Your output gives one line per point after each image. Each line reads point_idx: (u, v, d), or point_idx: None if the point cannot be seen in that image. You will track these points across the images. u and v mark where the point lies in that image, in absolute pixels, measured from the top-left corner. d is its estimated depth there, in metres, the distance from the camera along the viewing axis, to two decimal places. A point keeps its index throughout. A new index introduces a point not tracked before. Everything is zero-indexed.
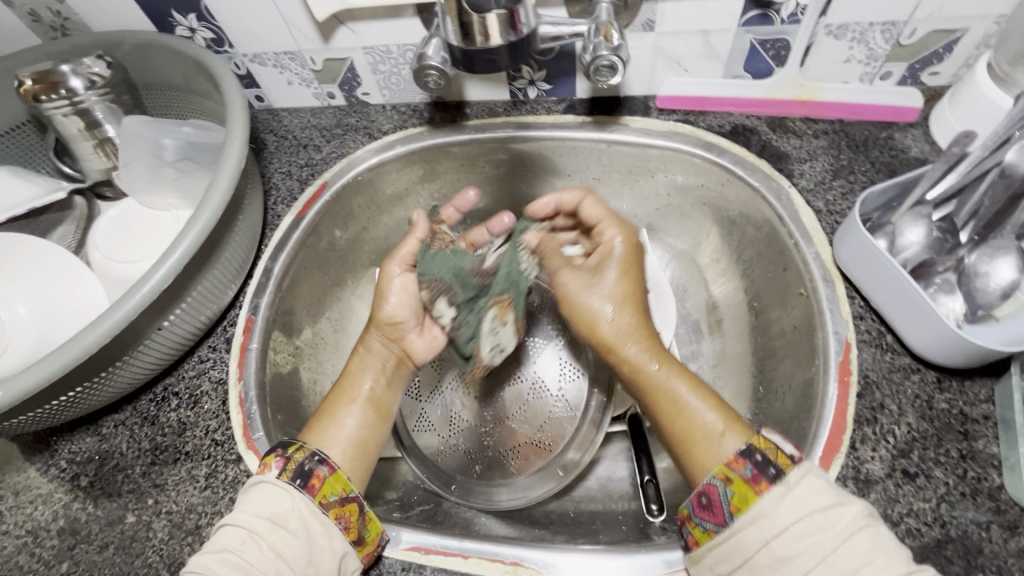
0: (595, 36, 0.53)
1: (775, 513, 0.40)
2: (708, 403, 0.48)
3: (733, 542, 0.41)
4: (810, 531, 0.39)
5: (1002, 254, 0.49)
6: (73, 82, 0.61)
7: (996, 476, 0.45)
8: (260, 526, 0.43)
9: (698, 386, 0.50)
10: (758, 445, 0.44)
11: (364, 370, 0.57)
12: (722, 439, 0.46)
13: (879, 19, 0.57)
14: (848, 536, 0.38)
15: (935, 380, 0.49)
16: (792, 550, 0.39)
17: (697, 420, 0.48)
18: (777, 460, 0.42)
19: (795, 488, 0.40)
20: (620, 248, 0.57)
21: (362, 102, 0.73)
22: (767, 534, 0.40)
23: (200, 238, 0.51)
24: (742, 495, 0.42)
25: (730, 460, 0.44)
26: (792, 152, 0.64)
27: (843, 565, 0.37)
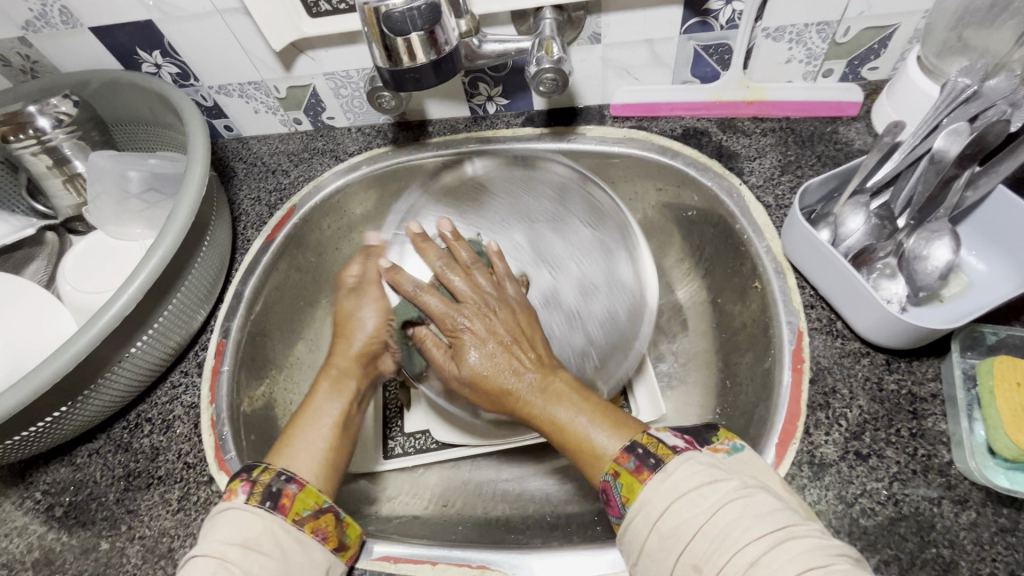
0: (538, 50, 0.55)
1: (656, 499, 0.39)
2: (592, 413, 0.46)
3: (630, 534, 0.39)
4: (685, 510, 0.37)
5: (938, 237, 0.51)
6: (40, 122, 0.64)
7: (946, 452, 0.46)
8: (231, 554, 0.42)
9: (565, 393, 0.48)
10: (641, 440, 0.42)
11: (331, 393, 0.56)
12: (599, 439, 0.44)
13: (813, 21, 0.59)
14: (715, 510, 0.37)
15: (884, 362, 0.51)
16: (673, 526, 0.37)
17: (575, 430, 0.45)
18: (659, 451, 0.41)
19: (672, 474, 0.39)
20: (461, 313, 0.52)
21: (328, 126, 0.75)
22: (652, 520, 0.38)
23: (162, 264, 0.52)
24: (630, 487, 0.40)
25: (617, 454, 0.42)
26: (742, 150, 0.65)
27: (714, 531, 0.36)
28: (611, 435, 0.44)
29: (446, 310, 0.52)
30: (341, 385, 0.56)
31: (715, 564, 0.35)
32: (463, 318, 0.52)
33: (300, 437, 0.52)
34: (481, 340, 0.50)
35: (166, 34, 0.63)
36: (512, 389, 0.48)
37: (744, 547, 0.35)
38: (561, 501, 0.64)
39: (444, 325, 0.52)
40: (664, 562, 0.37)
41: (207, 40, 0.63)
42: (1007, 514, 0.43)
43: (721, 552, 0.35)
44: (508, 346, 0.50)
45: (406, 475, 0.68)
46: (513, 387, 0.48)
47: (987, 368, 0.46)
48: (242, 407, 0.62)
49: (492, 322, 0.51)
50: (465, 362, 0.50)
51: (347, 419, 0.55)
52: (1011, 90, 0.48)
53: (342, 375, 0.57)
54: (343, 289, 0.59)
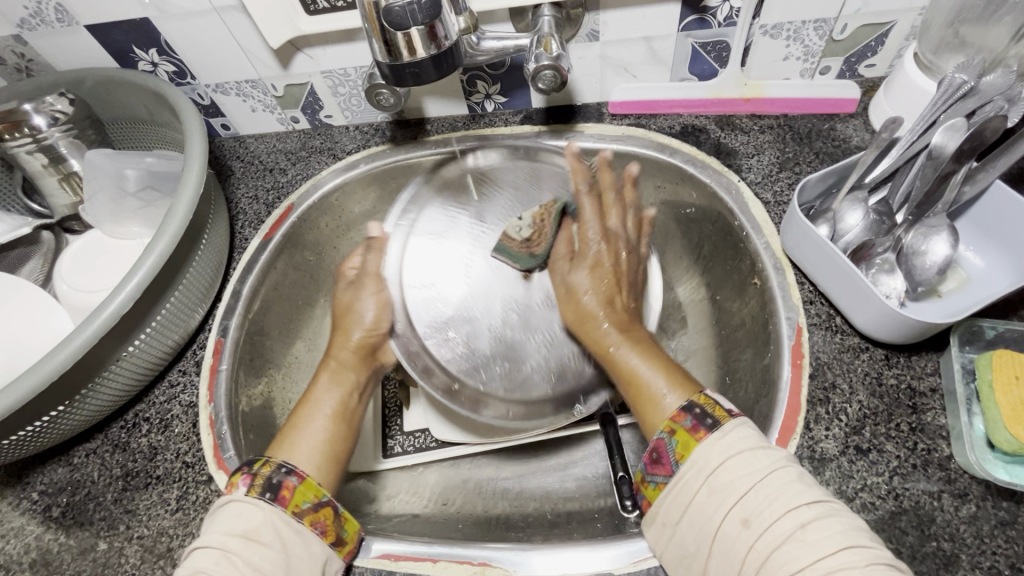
0: (536, 47, 0.55)
1: (710, 456, 0.41)
2: (660, 367, 0.47)
3: (679, 487, 0.41)
4: (739, 468, 0.39)
5: (936, 233, 0.51)
6: (37, 120, 0.63)
7: (945, 446, 0.46)
8: (232, 545, 0.42)
9: (643, 340, 0.49)
10: (698, 401, 0.44)
11: (331, 384, 0.54)
12: (662, 393, 0.46)
13: (810, 18, 0.59)
14: (769, 471, 0.39)
15: (883, 357, 0.51)
16: (727, 483, 0.39)
17: (642, 377, 0.47)
18: (716, 413, 0.43)
19: (730, 433, 0.41)
20: (602, 232, 0.52)
21: (326, 125, 0.75)
22: (706, 475, 0.40)
23: (159, 261, 0.52)
24: (685, 444, 0.42)
25: (673, 413, 0.44)
26: (740, 147, 0.66)
27: (766, 491, 0.38)
28: (668, 389, 0.46)
29: (592, 225, 0.52)
30: (342, 376, 0.54)
31: (766, 521, 0.37)
32: (593, 237, 0.51)
33: (300, 431, 0.51)
34: (594, 262, 0.50)
35: (162, 32, 0.62)
36: (594, 314, 0.49)
37: (796, 507, 0.37)
38: (562, 498, 0.63)
39: (580, 237, 0.52)
40: (710, 518, 0.39)
41: (204, 37, 0.63)
42: (1007, 506, 0.43)
43: (773, 508, 0.37)
44: (614, 279, 0.50)
45: (406, 474, 0.68)
46: (596, 312, 0.49)
47: (985, 361, 0.46)
48: (241, 406, 0.62)
49: (616, 252, 0.51)
50: (573, 274, 0.51)
51: (345, 416, 0.53)
52: (1006, 86, 0.49)
53: (342, 366, 0.55)
54: (343, 281, 0.57)
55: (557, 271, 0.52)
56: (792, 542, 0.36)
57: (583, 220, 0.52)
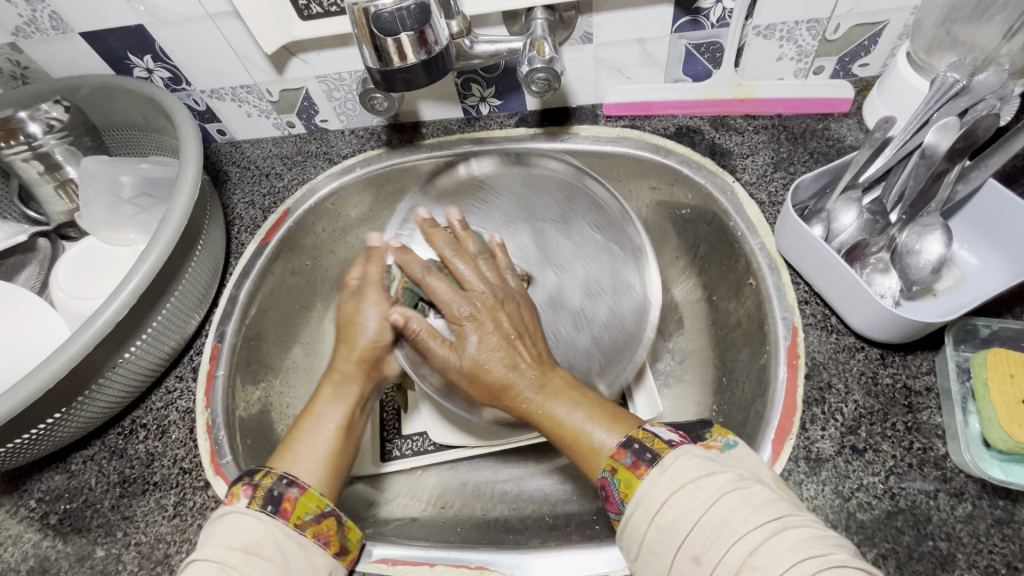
0: (529, 50, 0.55)
1: (655, 492, 0.39)
2: (590, 409, 0.46)
3: (629, 529, 0.40)
4: (683, 503, 0.37)
5: (930, 232, 0.51)
6: (32, 127, 0.63)
7: (941, 445, 0.46)
8: (232, 558, 0.41)
9: (562, 386, 0.48)
10: (636, 435, 0.43)
11: (334, 397, 0.55)
12: (596, 435, 0.44)
13: (803, 18, 0.59)
14: (713, 501, 0.37)
15: (879, 357, 0.51)
16: (672, 521, 0.37)
17: (571, 427, 0.45)
18: (655, 445, 0.41)
19: (669, 467, 0.39)
20: (473, 304, 0.51)
21: (321, 129, 0.75)
22: (651, 513, 0.38)
23: (155, 268, 0.52)
24: (627, 482, 0.40)
25: (613, 450, 0.42)
26: (734, 148, 0.66)
27: (712, 523, 0.36)
28: (606, 431, 0.44)
29: (461, 299, 0.51)
30: (347, 389, 0.55)
31: (712, 554, 0.35)
32: (466, 312, 0.51)
33: (303, 441, 0.51)
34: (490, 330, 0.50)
35: (157, 39, 0.62)
36: (511, 379, 0.48)
37: (744, 535, 0.35)
38: (560, 500, 0.63)
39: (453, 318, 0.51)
40: (663, 555, 0.38)
41: (199, 43, 0.63)
42: (1003, 505, 0.43)
43: (721, 541, 0.35)
44: (512, 341, 0.49)
45: (405, 477, 0.68)
46: (508, 378, 0.48)
47: (980, 360, 0.46)
48: (238, 411, 0.62)
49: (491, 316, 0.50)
50: (465, 347, 0.50)
51: (345, 432, 0.53)
52: (999, 85, 0.48)
53: (344, 378, 0.56)
54: (346, 291, 0.60)
55: (443, 355, 0.51)
56: (743, 573, 0.34)
57: (443, 297, 0.52)
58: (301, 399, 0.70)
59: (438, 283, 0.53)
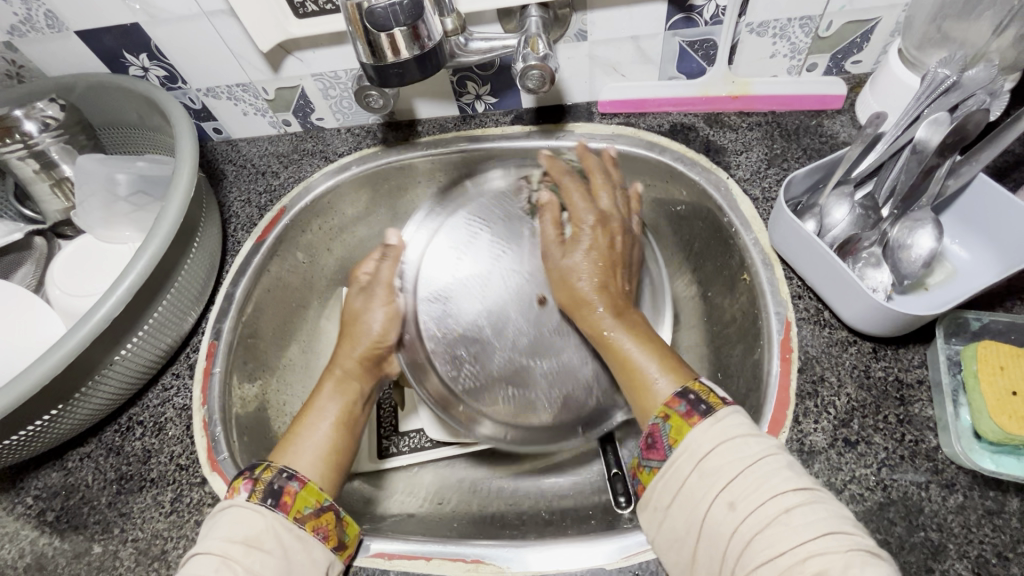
0: (524, 47, 0.55)
1: (703, 440, 0.40)
2: (657, 354, 0.47)
3: (671, 471, 0.41)
4: (729, 453, 0.39)
5: (921, 227, 0.52)
6: (28, 126, 0.64)
7: (932, 437, 0.47)
8: (232, 552, 0.42)
9: (638, 324, 0.49)
10: (693, 388, 0.44)
11: (334, 392, 0.55)
12: (655, 382, 0.46)
13: (796, 16, 0.60)
14: (758, 457, 0.39)
15: (871, 350, 0.51)
16: (716, 467, 0.39)
17: (636, 362, 0.47)
18: (710, 400, 0.42)
19: (722, 420, 0.41)
20: (596, 218, 0.52)
21: (317, 128, 0.75)
22: (697, 458, 0.40)
23: (151, 264, 0.53)
24: (678, 429, 0.42)
25: (668, 399, 0.44)
26: (728, 144, 0.66)
27: (755, 476, 0.38)
28: (662, 376, 0.46)
29: (587, 207, 0.53)
30: (346, 384, 0.55)
31: (752, 502, 0.37)
32: (587, 224, 0.52)
33: (300, 436, 0.51)
34: (586, 248, 0.51)
35: (153, 37, 0.63)
36: (591, 299, 0.49)
37: (781, 493, 0.37)
38: (557, 496, 0.64)
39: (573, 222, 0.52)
40: (698, 501, 0.39)
41: (194, 41, 0.63)
42: (994, 496, 0.44)
43: (760, 493, 0.37)
44: (610, 266, 0.51)
45: (402, 474, 0.68)
46: (591, 298, 0.49)
47: (971, 353, 0.47)
48: (235, 409, 0.62)
49: (614, 232, 0.52)
50: (568, 254, 0.51)
51: (346, 426, 0.54)
52: (989, 80, 0.49)
53: (346, 375, 0.56)
54: (355, 286, 0.58)
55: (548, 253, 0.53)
56: (777, 525, 0.36)
57: (575, 200, 0.53)
58: (298, 396, 0.71)
59: (582, 195, 0.54)
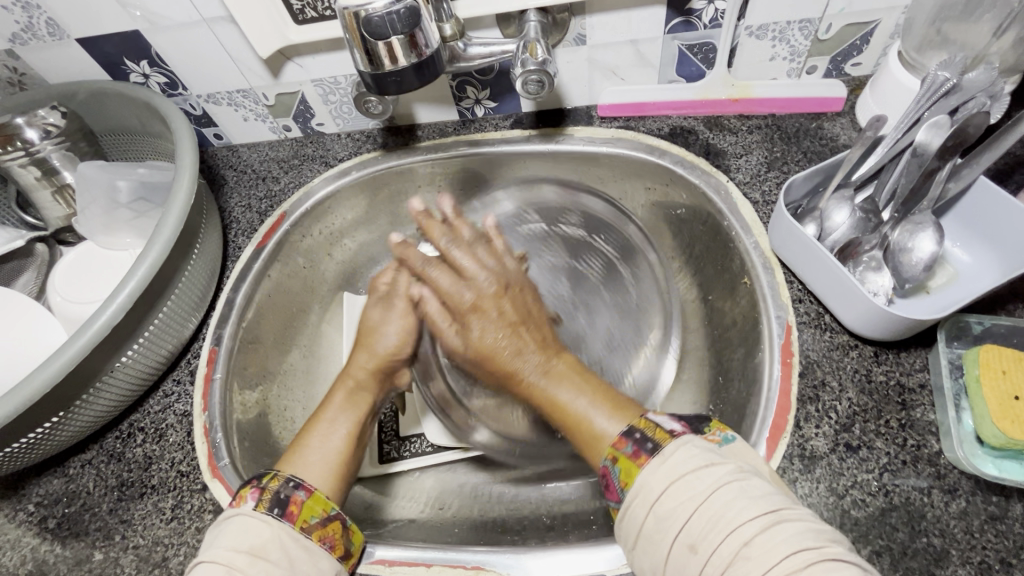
0: (522, 53, 0.56)
1: (654, 481, 0.39)
2: (594, 397, 0.47)
3: (627, 517, 0.40)
4: (681, 493, 0.37)
5: (922, 230, 0.52)
6: (28, 133, 0.64)
7: (935, 442, 0.46)
8: (238, 561, 0.41)
9: (568, 374, 0.49)
10: (639, 425, 0.43)
11: (344, 407, 0.55)
12: (600, 423, 0.45)
13: (796, 18, 0.60)
14: (710, 492, 0.37)
15: (872, 354, 0.51)
16: (669, 509, 0.37)
17: (574, 416, 0.46)
18: (657, 435, 0.41)
19: (669, 458, 0.39)
20: (477, 292, 0.52)
21: (317, 133, 0.76)
22: (649, 502, 0.38)
23: (151, 270, 0.53)
24: (627, 472, 0.41)
25: (614, 440, 0.43)
26: (728, 147, 0.66)
27: (710, 512, 0.36)
28: (609, 419, 0.45)
29: (460, 286, 0.53)
30: (356, 395, 0.56)
31: (710, 542, 0.35)
32: (468, 299, 0.52)
33: (305, 445, 0.52)
34: (491, 322, 0.51)
35: (153, 44, 0.63)
36: (517, 368, 0.50)
37: (741, 525, 0.35)
38: (558, 500, 0.64)
39: (458, 301, 0.53)
40: (660, 544, 0.38)
41: (195, 48, 0.63)
42: (996, 501, 0.44)
43: (718, 530, 0.35)
44: (513, 326, 0.51)
45: (403, 479, 0.68)
46: (517, 369, 0.50)
47: (973, 357, 0.47)
48: (236, 414, 0.62)
49: (495, 305, 0.51)
50: (470, 333, 0.52)
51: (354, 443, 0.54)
52: (989, 83, 0.49)
53: (359, 387, 0.56)
54: (374, 296, 0.60)
55: (451, 340, 0.55)
56: (741, 561, 0.34)
57: (446, 281, 0.54)
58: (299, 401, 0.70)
59: (444, 270, 0.54)
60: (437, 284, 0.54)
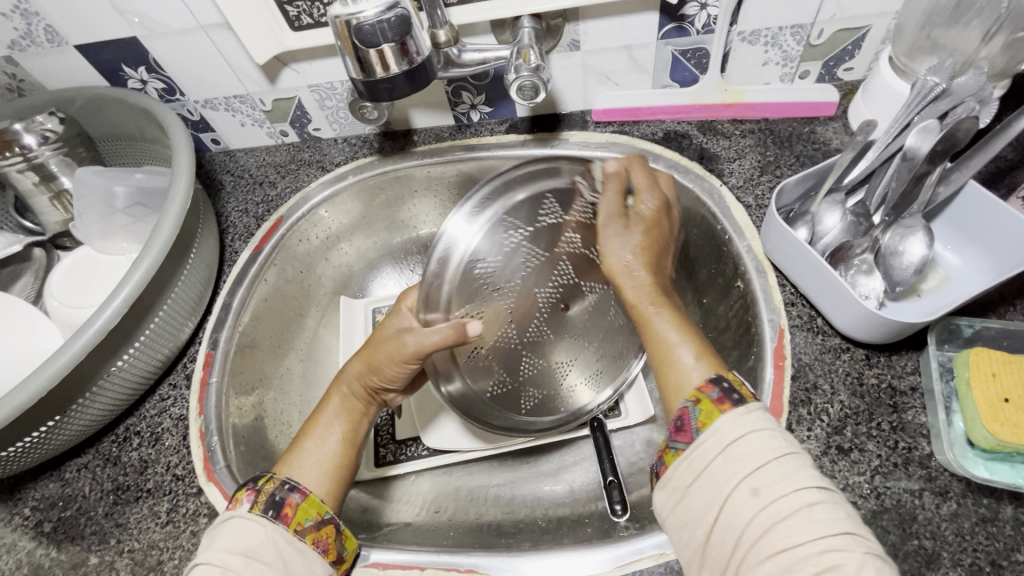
0: (516, 58, 0.56)
1: (732, 427, 0.38)
2: (686, 335, 0.45)
3: (694, 453, 0.39)
4: (758, 444, 0.37)
5: (913, 233, 0.52)
6: (27, 139, 0.65)
7: (925, 444, 0.47)
8: (232, 563, 0.42)
9: (679, 315, 0.46)
10: (727, 376, 0.41)
11: (339, 409, 0.54)
12: (688, 367, 0.43)
13: (787, 24, 0.60)
14: (786, 450, 0.37)
15: (864, 357, 0.51)
16: (744, 455, 0.37)
17: (670, 346, 0.44)
18: (743, 392, 0.40)
19: (756, 411, 0.38)
20: (659, 201, 0.50)
21: (315, 137, 0.76)
22: (725, 442, 0.38)
23: (147, 275, 0.53)
24: (708, 414, 0.39)
25: (700, 384, 0.41)
26: (721, 152, 0.66)
27: (781, 468, 0.36)
28: (696, 362, 0.43)
29: (619, 199, 0.49)
30: (352, 400, 0.55)
31: (776, 492, 0.35)
32: (643, 224, 0.49)
33: (302, 446, 0.52)
34: (633, 236, 0.48)
35: (150, 51, 0.63)
36: (623, 272, 0.47)
37: (805, 487, 0.35)
38: (553, 503, 0.64)
39: (608, 220, 0.49)
40: (721, 485, 0.37)
41: (193, 55, 0.64)
42: (987, 503, 0.44)
43: (785, 485, 0.35)
44: (653, 256, 0.49)
45: (398, 482, 0.68)
46: (641, 289, 0.47)
47: (964, 360, 0.47)
48: (232, 419, 0.62)
49: (653, 229, 0.49)
50: (607, 261, 0.48)
51: (346, 455, 0.52)
52: (978, 88, 0.50)
53: (353, 394, 0.55)
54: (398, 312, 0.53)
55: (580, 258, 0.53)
56: (797, 519, 0.34)
57: (614, 193, 0.49)
58: (295, 405, 0.71)
59: (609, 194, 0.49)
60: (613, 183, 0.49)
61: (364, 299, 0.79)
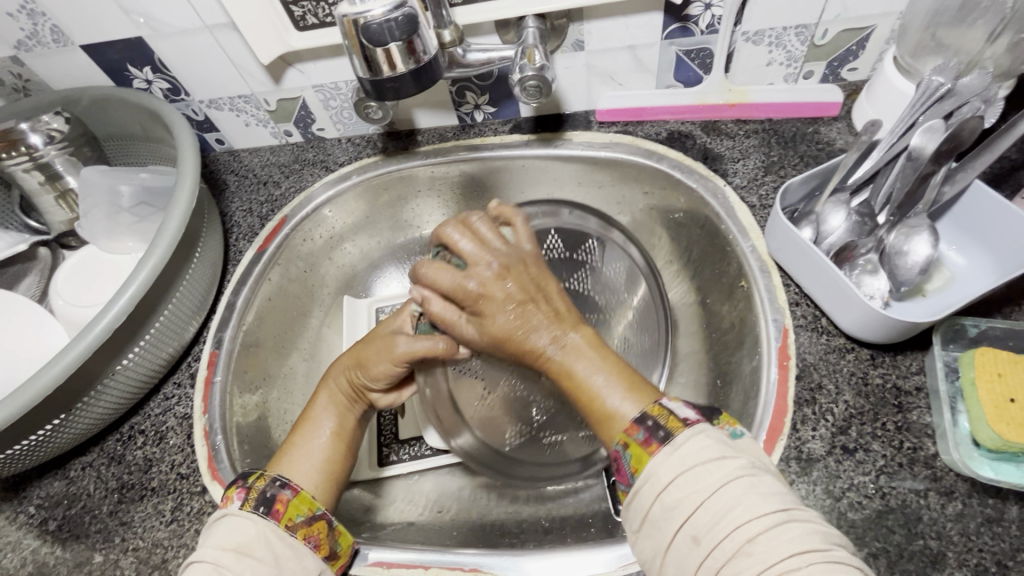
0: (520, 58, 0.56)
1: (664, 470, 0.37)
2: (612, 374, 0.42)
3: (635, 501, 0.38)
4: (688, 484, 0.36)
5: (918, 233, 0.52)
6: (32, 139, 0.65)
7: (931, 444, 0.47)
8: (223, 558, 0.42)
9: (594, 354, 0.43)
10: (651, 412, 0.40)
11: (329, 403, 0.55)
12: (614, 403, 0.41)
13: (791, 24, 0.60)
14: (720, 485, 0.35)
15: (869, 357, 0.51)
16: (677, 499, 0.36)
17: (594, 390, 0.42)
18: (670, 423, 0.39)
19: (682, 446, 0.37)
20: (498, 266, 0.44)
21: (318, 137, 0.76)
22: (658, 488, 0.37)
23: (153, 273, 0.53)
24: (638, 457, 0.38)
25: (626, 426, 0.39)
26: (725, 152, 0.66)
27: (718, 506, 0.35)
28: (624, 400, 0.41)
29: (481, 256, 0.44)
30: (340, 395, 0.56)
31: (715, 537, 0.34)
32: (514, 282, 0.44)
33: (296, 442, 0.53)
34: (508, 294, 0.43)
35: (156, 51, 0.63)
36: (533, 331, 0.44)
37: (745, 522, 0.34)
38: (557, 504, 0.64)
39: (478, 293, 0.43)
40: (664, 532, 0.36)
41: (198, 56, 0.64)
42: (993, 503, 0.44)
43: (723, 524, 0.34)
44: (538, 304, 0.44)
45: (401, 481, 0.68)
46: (541, 326, 0.44)
47: (969, 360, 0.47)
48: (236, 418, 0.62)
49: (527, 276, 0.45)
50: (487, 321, 0.44)
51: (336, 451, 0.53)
52: (983, 88, 0.50)
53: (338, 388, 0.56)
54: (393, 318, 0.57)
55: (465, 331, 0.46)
56: (740, 557, 0.33)
57: (456, 274, 0.44)
58: (299, 405, 0.71)
59: (443, 268, 0.44)
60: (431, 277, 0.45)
61: (368, 298, 0.79)
